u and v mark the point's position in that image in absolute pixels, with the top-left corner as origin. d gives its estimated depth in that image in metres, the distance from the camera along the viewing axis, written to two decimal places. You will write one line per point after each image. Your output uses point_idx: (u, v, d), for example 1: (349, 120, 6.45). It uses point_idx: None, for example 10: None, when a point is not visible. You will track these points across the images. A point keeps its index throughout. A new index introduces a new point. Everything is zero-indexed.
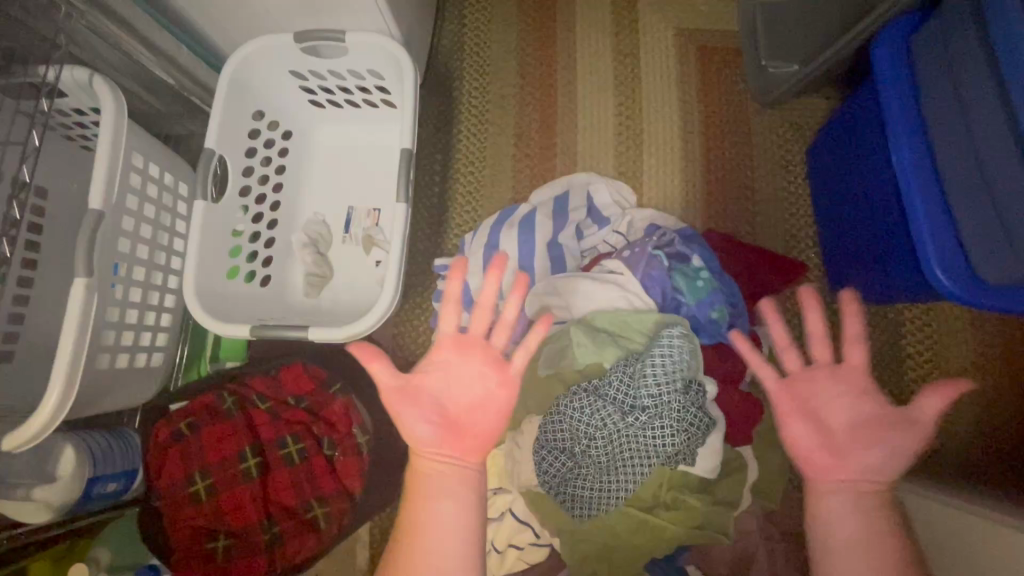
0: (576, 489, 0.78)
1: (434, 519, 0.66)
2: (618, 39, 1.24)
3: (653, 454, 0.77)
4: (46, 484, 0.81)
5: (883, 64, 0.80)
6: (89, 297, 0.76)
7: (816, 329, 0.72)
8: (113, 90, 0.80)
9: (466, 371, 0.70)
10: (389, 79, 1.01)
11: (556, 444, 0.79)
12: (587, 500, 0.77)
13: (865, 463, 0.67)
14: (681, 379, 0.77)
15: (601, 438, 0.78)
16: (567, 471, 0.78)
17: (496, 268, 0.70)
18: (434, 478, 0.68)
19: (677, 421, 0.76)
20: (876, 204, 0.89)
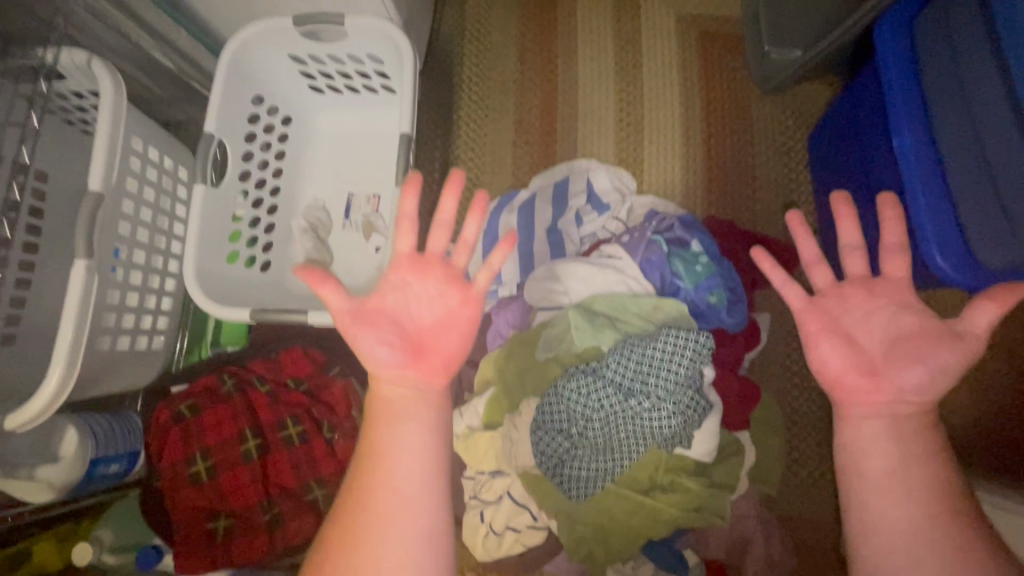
0: (572, 470, 0.78)
1: (396, 440, 0.60)
2: (619, 25, 1.23)
3: (649, 435, 0.77)
4: (49, 464, 0.82)
5: (884, 45, 0.79)
6: (89, 279, 0.77)
7: (851, 240, 0.65)
8: (112, 71, 0.80)
9: (425, 290, 0.64)
10: (388, 64, 1.01)
11: (553, 426, 0.79)
12: (582, 480, 0.78)
13: (906, 382, 0.60)
14: (682, 363, 0.77)
15: (599, 420, 0.78)
16: (563, 452, 0.78)
17: (453, 182, 0.65)
18: (394, 399, 0.62)
19: (675, 404, 0.76)
20: (876, 188, 0.88)
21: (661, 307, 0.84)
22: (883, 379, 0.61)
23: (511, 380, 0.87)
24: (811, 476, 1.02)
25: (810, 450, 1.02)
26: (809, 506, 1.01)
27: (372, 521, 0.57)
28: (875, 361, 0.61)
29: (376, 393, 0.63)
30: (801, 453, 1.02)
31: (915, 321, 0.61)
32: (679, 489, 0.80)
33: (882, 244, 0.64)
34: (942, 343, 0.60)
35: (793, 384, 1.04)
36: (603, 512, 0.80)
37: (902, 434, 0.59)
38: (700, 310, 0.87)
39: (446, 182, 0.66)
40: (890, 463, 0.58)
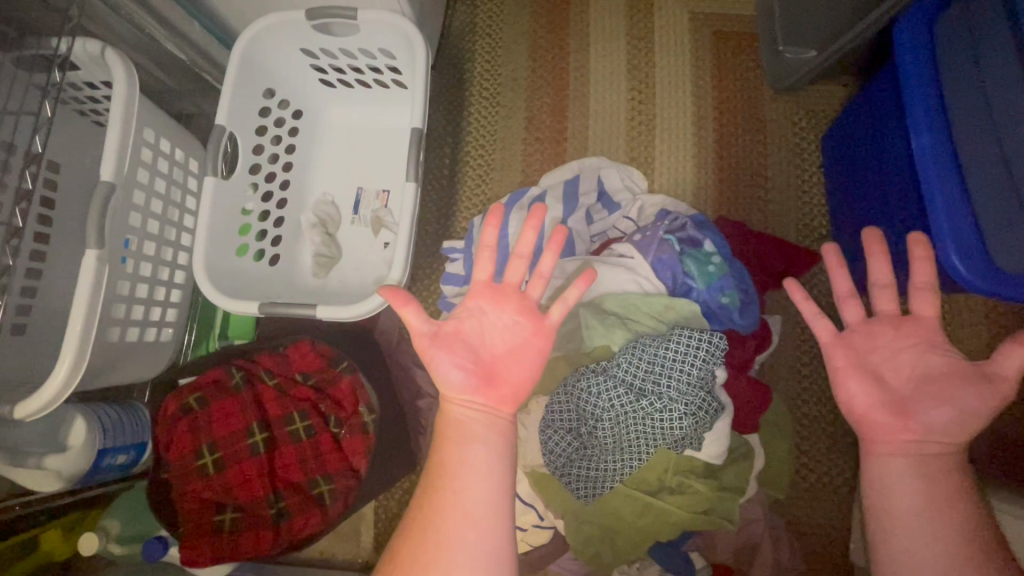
0: (580, 470, 0.78)
1: (470, 464, 0.60)
2: (632, 22, 1.22)
3: (661, 436, 0.77)
4: (58, 453, 0.82)
5: (905, 48, 0.78)
6: (100, 269, 0.77)
7: (882, 278, 0.66)
8: (125, 62, 0.80)
9: (500, 320, 0.64)
10: (400, 59, 1.00)
11: (562, 425, 0.78)
12: (591, 479, 0.78)
13: (933, 423, 0.60)
14: (693, 364, 0.76)
15: (609, 420, 0.77)
16: (571, 451, 0.78)
17: (536, 215, 0.64)
18: (463, 419, 0.62)
19: (686, 405, 0.75)
20: (892, 192, 0.87)
21: (671, 308, 0.84)
22: (911, 418, 0.61)
23: None
24: (821, 482, 1.00)
25: (820, 455, 1.01)
26: (818, 512, 1.00)
27: (439, 535, 0.58)
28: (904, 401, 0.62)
29: (448, 413, 0.63)
30: (810, 458, 1.01)
31: (944, 362, 0.62)
32: (689, 491, 0.79)
33: (913, 284, 0.65)
34: (969, 386, 0.60)
35: (803, 388, 1.03)
36: (610, 513, 0.79)
37: (927, 470, 0.59)
38: (711, 310, 0.86)
39: (528, 213, 0.65)
40: (918, 497, 0.58)
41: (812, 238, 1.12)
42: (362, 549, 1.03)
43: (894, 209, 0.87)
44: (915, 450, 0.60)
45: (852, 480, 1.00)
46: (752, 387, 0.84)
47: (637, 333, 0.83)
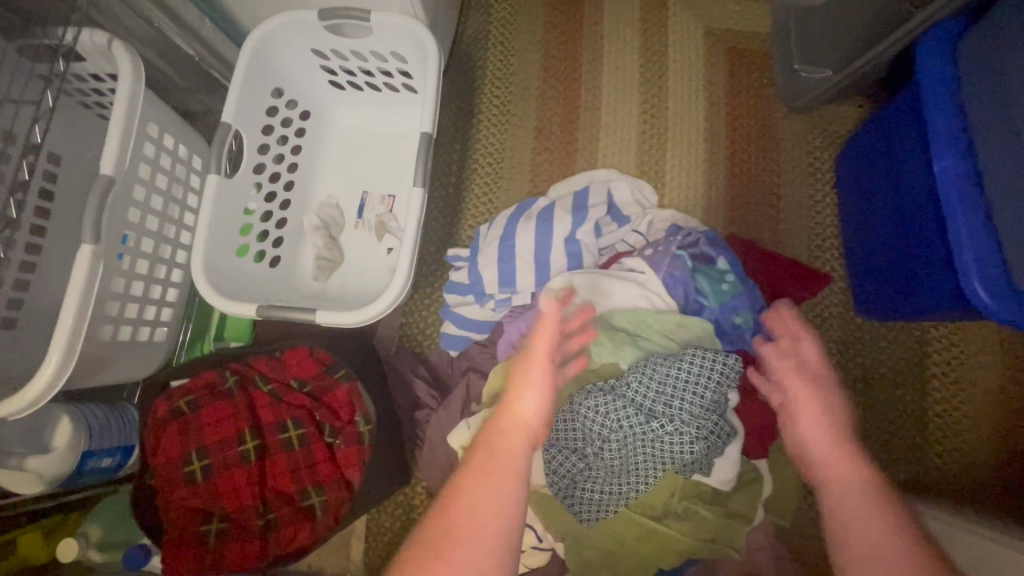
0: (583, 491, 0.76)
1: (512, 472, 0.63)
2: (646, 36, 1.21)
3: (668, 460, 0.74)
4: (41, 454, 0.80)
5: (927, 68, 0.78)
6: (94, 265, 0.74)
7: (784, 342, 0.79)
8: (132, 55, 0.78)
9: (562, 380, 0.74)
10: (412, 63, 0.99)
11: (566, 443, 0.77)
12: (595, 501, 0.75)
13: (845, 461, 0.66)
14: (703, 387, 0.74)
15: (614, 441, 0.75)
16: (576, 472, 0.76)
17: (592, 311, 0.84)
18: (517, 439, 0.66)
19: (698, 428, 0.73)
20: (909, 214, 0.86)
21: (684, 327, 0.81)
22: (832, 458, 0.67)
23: None
24: None
25: None
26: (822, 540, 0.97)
27: (443, 538, 0.57)
28: (828, 439, 0.69)
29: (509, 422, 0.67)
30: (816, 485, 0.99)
31: None
32: (694, 517, 0.76)
33: None
34: None
35: None
36: (612, 537, 0.77)
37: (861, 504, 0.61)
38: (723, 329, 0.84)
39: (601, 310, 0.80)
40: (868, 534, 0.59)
41: (824, 260, 1.10)
42: (351, 565, 0.99)
43: (910, 234, 0.86)
44: (861, 485, 0.64)
45: None
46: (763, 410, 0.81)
47: (649, 352, 0.80)
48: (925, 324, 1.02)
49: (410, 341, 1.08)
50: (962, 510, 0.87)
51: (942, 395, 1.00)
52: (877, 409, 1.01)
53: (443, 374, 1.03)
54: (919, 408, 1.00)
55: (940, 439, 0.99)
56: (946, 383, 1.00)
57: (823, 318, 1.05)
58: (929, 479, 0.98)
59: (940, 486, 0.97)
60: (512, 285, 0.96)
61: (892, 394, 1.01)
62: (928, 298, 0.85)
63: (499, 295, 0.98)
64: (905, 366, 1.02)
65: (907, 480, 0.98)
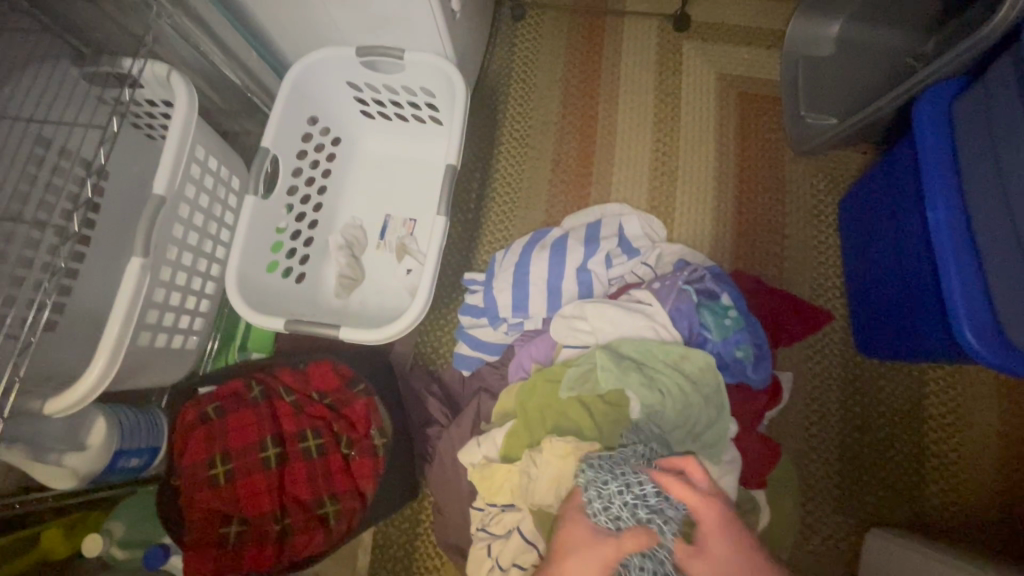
0: (632, 484, 0.70)
1: None
2: (661, 78, 1.28)
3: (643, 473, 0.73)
4: (77, 452, 0.83)
5: (923, 124, 0.82)
6: (141, 277, 0.80)
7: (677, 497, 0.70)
8: (188, 85, 0.85)
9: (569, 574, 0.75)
10: (440, 97, 1.07)
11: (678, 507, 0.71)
12: (625, 485, 0.70)
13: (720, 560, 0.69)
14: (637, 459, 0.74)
15: (657, 562, 0.69)
16: (655, 500, 0.70)
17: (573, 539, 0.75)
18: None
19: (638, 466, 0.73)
20: (906, 259, 0.90)
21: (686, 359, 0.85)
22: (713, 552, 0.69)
23: (532, 416, 0.88)
24: (826, 545, 1.00)
25: (826, 516, 1.01)
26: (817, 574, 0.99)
27: None
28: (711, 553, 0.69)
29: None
30: (815, 518, 1.01)
31: None
32: None
33: None
34: None
35: (811, 446, 1.04)
36: None
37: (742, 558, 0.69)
38: (724, 363, 0.89)
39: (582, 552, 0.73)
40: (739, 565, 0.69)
41: (826, 298, 1.14)
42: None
43: (908, 280, 0.90)
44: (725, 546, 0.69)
45: (856, 545, 1.00)
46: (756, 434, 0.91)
47: (653, 381, 0.84)
48: (923, 365, 1.05)
49: (424, 359, 1.12)
50: (956, 550, 0.89)
51: (939, 435, 1.03)
52: (876, 449, 1.03)
53: (455, 393, 1.07)
54: (916, 447, 1.02)
55: (938, 479, 1.01)
56: (944, 424, 1.03)
57: (823, 355, 1.08)
58: (928, 520, 1.00)
59: (936, 526, 0.99)
60: (525, 311, 1.01)
61: (892, 434, 1.04)
62: (923, 341, 0.88)
63: (512, 320, 1.03)
64: (903, 405, 1.05)
65: (904, 518, 1.00)
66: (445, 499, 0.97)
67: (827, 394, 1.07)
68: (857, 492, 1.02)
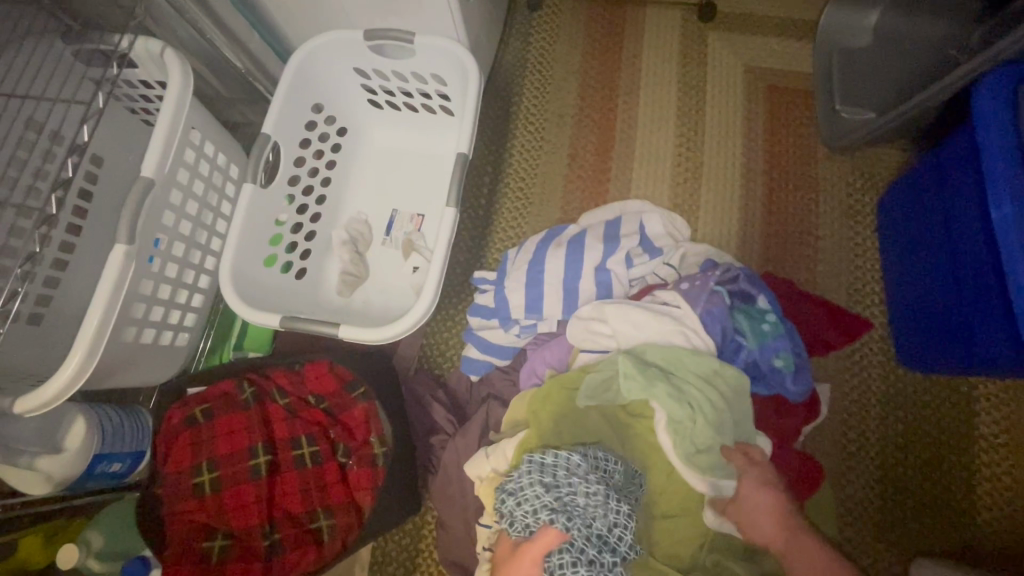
0: (527, 490, 0.70)
1: None
2: (685, 70, 1.21)
3: (545, 480, 0.70)
4: (51, 454, 0.76)
5: (984, 113, 0.74)
6: (125, 266, 0.74)
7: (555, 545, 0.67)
8: (183, 63, 0.80)
9: None
10: (452, 84, 1.01)
11: (582, 487, 0.69)
12: (520, 495, 0.70)
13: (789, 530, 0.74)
14: (532, 474, 0.70)
15: (580, 553, 0.66)
16: (559, 495, 0.69)
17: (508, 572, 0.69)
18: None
19: (542, 479, 0.70)
20: (959, 262, 0.82)
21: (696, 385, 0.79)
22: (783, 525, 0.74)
23: (546, 426, 0.81)
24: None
25: (865, 543, 0.92)
26: None
27: None
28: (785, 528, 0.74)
29: None
30: (852, 546, 0.93)
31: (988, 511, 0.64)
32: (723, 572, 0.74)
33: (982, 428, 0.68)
34: None
35: (847, 465, 0.96)
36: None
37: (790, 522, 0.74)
38: (761, 372, 0.83)
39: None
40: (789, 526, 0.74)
41: (864, 304, 1.05)
42: None
43: (964, 285, 0.82)
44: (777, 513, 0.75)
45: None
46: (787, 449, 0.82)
47: (682, 393, 0.76)
48: (972, 379, 0.97)
49: (430, 362, 1.05)
50: None
51: (991, 456, 0.94)
52: (919, 470, 0.95)
53: (463, 400, 1.00)
54: (964, 469, 0.94)
55: (990, 505, 0.92)
56: (996, 445, 0.94)
57: (861, 366, 1.00)
58: (980, 551, 0.90)
59: (990, 557, 0.90)
60: (538, 312, 0.94)
61: (936, 454, 0.95)
62: (980, 352, 0.80)
63: (524, 321, 0.96)
64: (950, 423, 0.96)
65: (954, 548, 0.91)
66: (449, 515, 0.90)
67: (864, 408, 0.98)
68: (898, 517, 0.93)
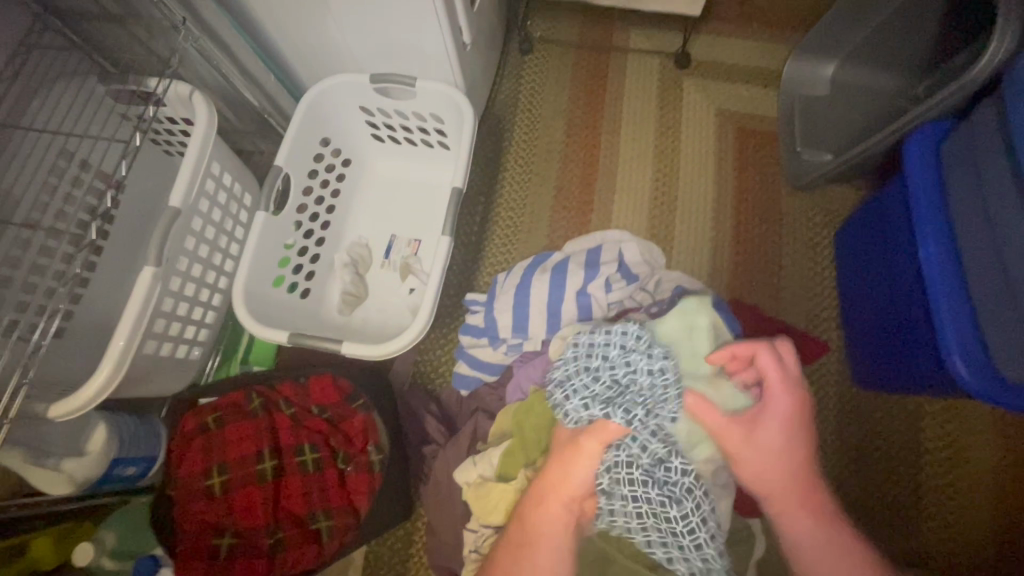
0: (578, 377, 0.79)
1: (546, 544, 0.74)
2: (663, 111, 1.33)
3: (605, 364, 0.78)
4: (76, 457, 0.83)
5: (913, 162, 0.85)
6: (152, 286, 0.82)
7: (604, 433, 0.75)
8: (209, 105, 0.89)
9: (585, 475, 0.76)
10: (449, 123, 1.11)
11: (640, 364, 0.76)
12: (577, 383, 0.78)
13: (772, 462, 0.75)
14: (587, 357, 0.79)
15: (638, 449, 0.76)
16: (617, 377, 0.77)
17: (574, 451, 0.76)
18: (561, 514, 0.75)
19: (591, 366, 0.78)
20: (899, 292, 0.92)
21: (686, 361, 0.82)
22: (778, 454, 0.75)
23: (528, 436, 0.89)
24: None
25: None
26: None
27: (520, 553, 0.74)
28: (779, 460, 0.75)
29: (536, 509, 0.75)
30: None
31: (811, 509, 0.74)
32: None
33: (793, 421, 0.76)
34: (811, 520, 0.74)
35: None
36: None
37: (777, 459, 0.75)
38: None
39: (582, 450, 0.76)
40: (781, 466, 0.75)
41: (822, 329, 1.15)
42: None
43: (898, 312, 0.92)
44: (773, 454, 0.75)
45: None
46: (777, 400, 0.76)
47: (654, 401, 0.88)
48: (918, 399, 1.06)
49: (423, 378, 1.13)
50: None
51: (935, 469, 1.03)
52: (873, 482, 1.03)
53: (453, 413, 1.08)
54: (911, 480, 1.02)
55: (935, 513, 1.00)
56: (940, 458, 1.03)
57: (819, 385, 1.09)
58: (926, 558, 0.98)
59: (935, 563, 0.98)
60: (524, 332, 1.03)
61: (887, 467, 1.04)
62: (917, 373, 0.90)
63: (511, 340, 1.04)
64: (899, 437, 1.05)
65: (904, 555, 0.99)
66: (438, 519, 0.97)
67: (821, 424, 1.07)
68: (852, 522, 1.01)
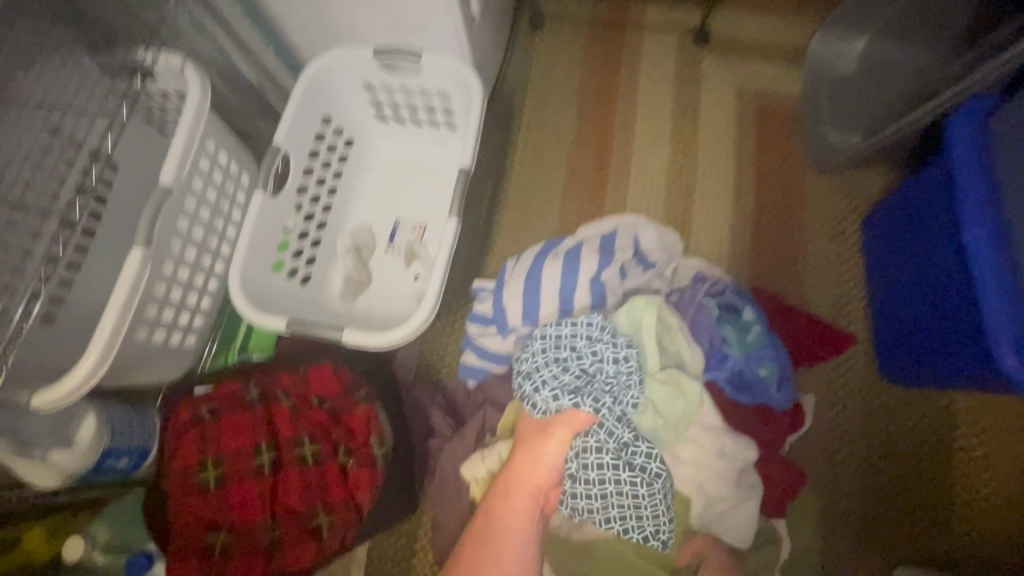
0: (544, 367, 0.85)
1: (513, 531, 0.78)
2: (680, 91, 1.26)
3: (570, 354, 0.85)
4: (63, 449, 0.81)
5: (957, 139, 0.79)
6: (142, 269, 0.78)
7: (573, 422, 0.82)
8: (201, 77, 0.84)
9: (552, 459, 0.81)
10: (456, 100, 1.05)
11: (606, 353, 0.84)
12: (545, 375, 0.84)
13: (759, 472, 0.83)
14: (553, 348, 0.85)
15: (606, 434, 0.82)
16: (583, 366, 0.84)
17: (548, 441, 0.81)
18: (529, 500, 0.80)
19: (557, 356, 0.85)
20: (937, 280, 0.86)
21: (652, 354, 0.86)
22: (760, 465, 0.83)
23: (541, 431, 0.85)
24: None
25: (847, 550, 0.95)
26: None
27: (487, 542, 0.78)
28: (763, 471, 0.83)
29: (506, 498, 0.80)
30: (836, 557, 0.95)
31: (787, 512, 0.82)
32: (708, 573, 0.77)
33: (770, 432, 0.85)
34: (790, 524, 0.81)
35: (831, 476, 0.99)
36: None
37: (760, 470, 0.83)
38: (748, 382, 0.86)
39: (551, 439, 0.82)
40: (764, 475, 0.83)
41: (849, 320, 1.09)
42: None
43: (937, 301, 0.86)
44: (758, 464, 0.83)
45: None
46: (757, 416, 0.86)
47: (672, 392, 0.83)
48: (951, 394, 1.00)
49: (428, 368, 1.09)
50: None
51: (967, 468, 0.97)
52: (901, 482, 0.98)
53: (460, 405, 1.04)
54: (942, 479, 0.97)
55: (967, 515, 0.95)
56: (973, 456, 0.97)
57: (845, 379, 1.04)
58: (957, 561, 0.93)
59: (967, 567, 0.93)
60: (535, 321, 0.97)
61: (917, 465, 0.98)
62: (957, 366, 0.84)
63: (520, 329, 0.99)
64: (929, 434, 0.99)
65: (934, 558, 0.94)
66: (444, 515, 0.93)
67: (846, 420, 1.02)
68: (879, 525, 0.96)
